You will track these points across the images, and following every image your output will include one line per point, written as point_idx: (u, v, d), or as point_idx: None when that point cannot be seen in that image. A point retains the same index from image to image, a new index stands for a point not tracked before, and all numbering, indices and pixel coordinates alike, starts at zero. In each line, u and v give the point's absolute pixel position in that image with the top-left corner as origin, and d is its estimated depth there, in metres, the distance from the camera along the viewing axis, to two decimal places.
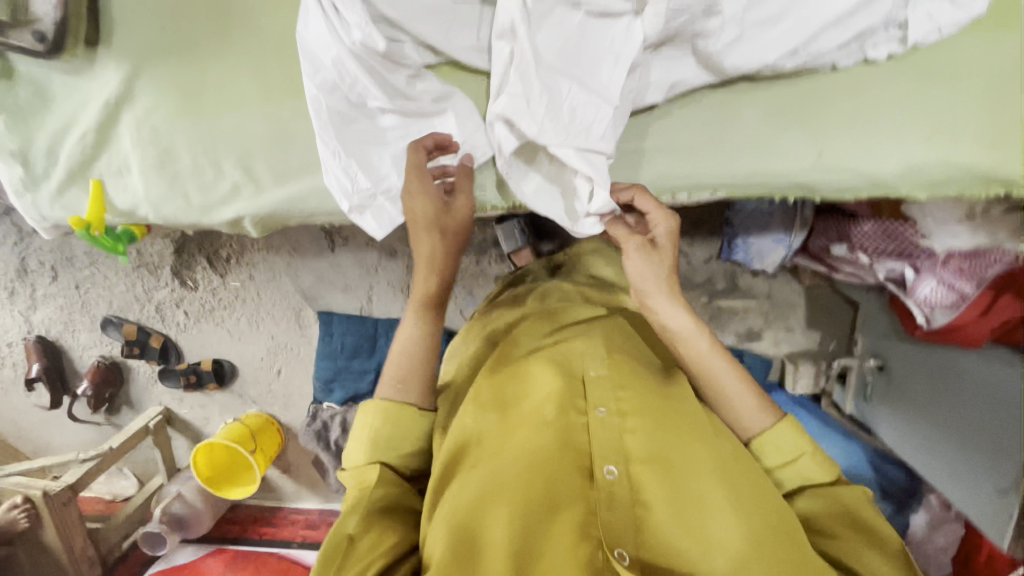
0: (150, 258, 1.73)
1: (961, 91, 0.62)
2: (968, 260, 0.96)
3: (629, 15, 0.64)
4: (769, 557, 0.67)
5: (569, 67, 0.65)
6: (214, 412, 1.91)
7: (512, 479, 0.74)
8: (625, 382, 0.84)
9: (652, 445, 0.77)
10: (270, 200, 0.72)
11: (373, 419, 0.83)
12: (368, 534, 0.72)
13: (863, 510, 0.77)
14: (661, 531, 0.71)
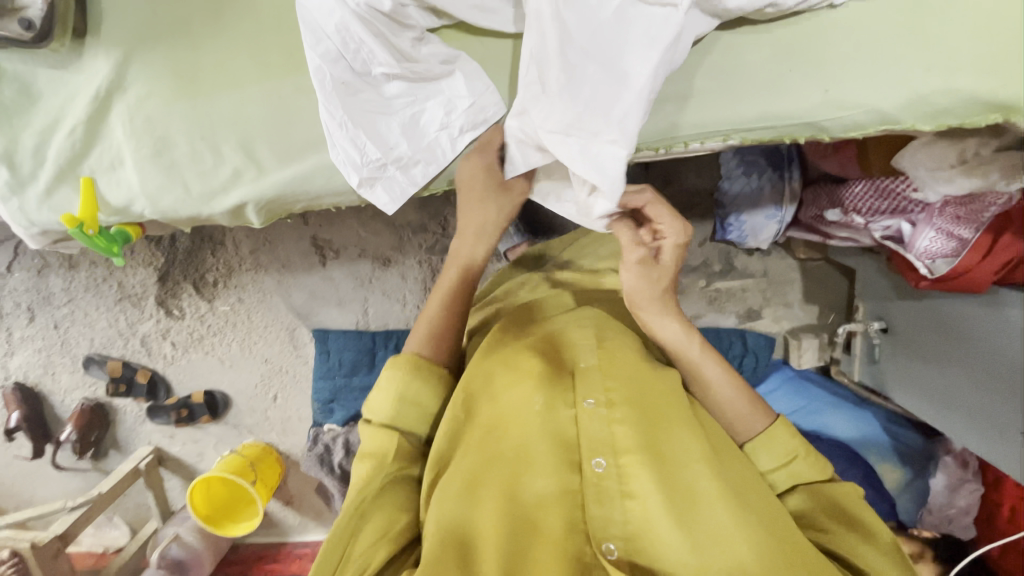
0: (133, 289, 1.67)
1: (957, 18, 0.63)
2: (964, 206, 0.99)
3: (673, 8, 0.59)
4: (763, 550, 0.64)
5: (597, 54, 0.60)
6: (209, 446, 1.83)
7: (496, 481, 0.71)
8: (617, 370, 0.79)
9: (643, 436, 0.72)
10: (275, 182, 0.71)
11: (399, 375, 0.80)
12: (378, 517, 0.72)
13: (858, 503, 0.75)
14: (650, 527, 0.67)
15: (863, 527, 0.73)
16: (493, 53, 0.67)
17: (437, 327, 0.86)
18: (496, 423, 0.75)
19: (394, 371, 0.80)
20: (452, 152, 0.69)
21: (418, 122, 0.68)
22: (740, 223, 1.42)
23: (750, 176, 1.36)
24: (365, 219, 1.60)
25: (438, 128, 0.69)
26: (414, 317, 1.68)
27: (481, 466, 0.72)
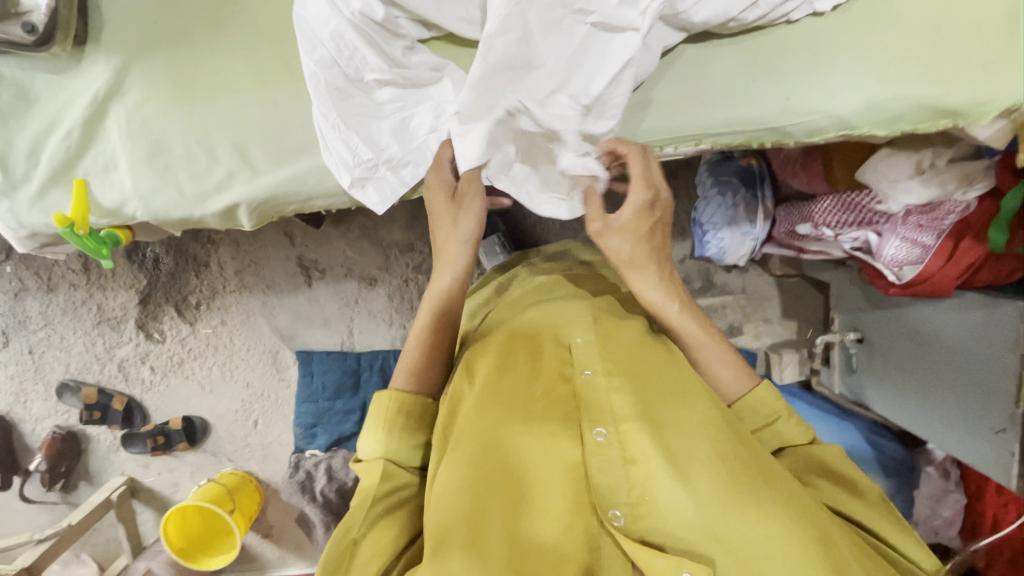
0: (112, 312, 1.64)
1: (900, 35, 0.71)
2: (925, 214, 1.06)
3: (635, 30, 0.68)
4: (768, 504, 0.65)
5: (562, 71, 0.70)
6: (185, 475, 1.76)
7: (500, 451, 0.71)
8: (613, 346, 0.81)
9: (642, 404, 0.73)
10: (268, 182, 0.73)
11: (384, 412, 0.76)
12: (371, 535, 0.68)
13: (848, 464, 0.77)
14: (654, 490, 0.68)
15: (852, 484, 0.75)
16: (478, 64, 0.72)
17: (421, 356, 0.79)
18: (497, 397, 0.76)
19: (380, 407, 0.77)
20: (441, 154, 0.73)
21: (408, 126, 0.72)
22: (718, 241, 1.45)
23: (724, 196, 1.43)
24: (351, 239, 1.62)
25: (427, 132, 0.73)
26: (400, 336, 1.67)
27: (482, 440, 0.71)
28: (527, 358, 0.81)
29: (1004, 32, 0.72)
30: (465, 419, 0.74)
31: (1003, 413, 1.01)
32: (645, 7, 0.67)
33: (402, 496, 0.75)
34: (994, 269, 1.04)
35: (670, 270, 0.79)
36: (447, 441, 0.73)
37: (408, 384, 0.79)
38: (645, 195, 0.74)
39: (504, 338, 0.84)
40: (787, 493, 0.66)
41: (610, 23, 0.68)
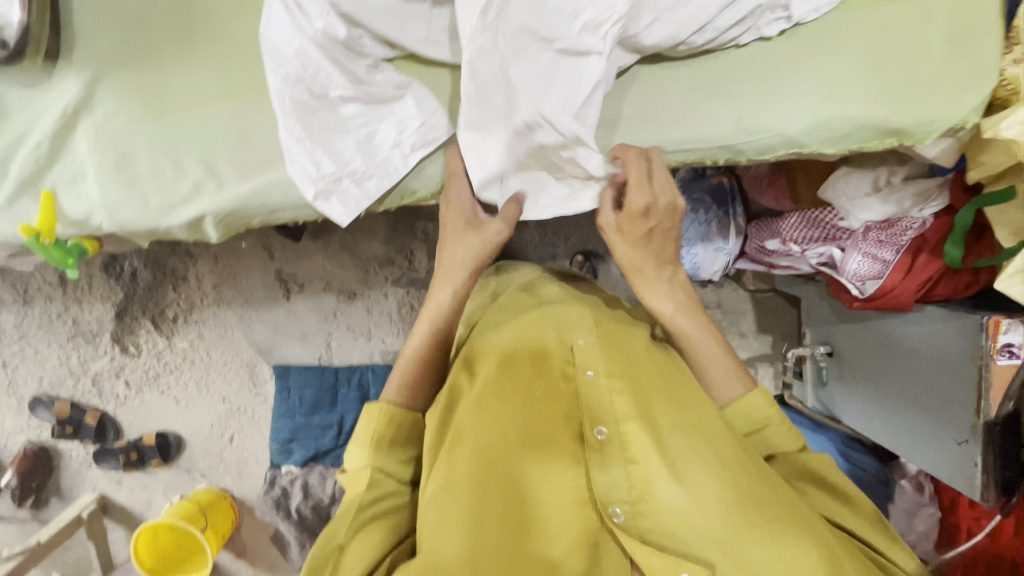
0: (88, 325, 1.63)
1: (844, 59, 0.75)
2: (884, 230, 1.09)
3: (598, 54, 0.70)
4: (760, 501, 0.68)
5: (541, 89, 0.71)
6: (158, 492, 1.73)
7: (503, 452, 0.74)
8: (613, 347, 0.82)
9: (642, 405, 0.75)
10: (233, 195, 0.74)
11: (373, 424, 0.79)
12: (356, 541, 0.73)
13: (836, 472, 0.78)
14: (653, 488, 0.70)
15: (844, 495, 0.76)
16: (442, 81, 0.76)
17: (410, 368, 0.85)
18: (498, 399, 0.78)
19: (369, 419, 0.80)
20: (405, 167, 0.75)
21: (372, 140, 0.74)
22: (692, 255, 1.45)
23: (698, 212, 1.44)
24: (330, 252, 1.63)
25: (391, 146, 0.74)
26: (378, 350, 1.67)
27: (484, 442, 0.75)
28: (528, 358, 0.83)
29: (944, 57, 0.76)
30: (469, 420, 0.77)
31: (965, 424, 1.03)
32: (605, 32, 0.69)
33: (389, 503, 0.78)
34: (952, 284, 1.09)
35: (673, 275, 0.85)
36: (451, 442, 0.76)
37: (397, 395, 0.83)
38: (644, 200, 0.76)
39: (505, 339, 0.85)
40: (779, 498, 0.69)
41: (576, 47, 0.70)
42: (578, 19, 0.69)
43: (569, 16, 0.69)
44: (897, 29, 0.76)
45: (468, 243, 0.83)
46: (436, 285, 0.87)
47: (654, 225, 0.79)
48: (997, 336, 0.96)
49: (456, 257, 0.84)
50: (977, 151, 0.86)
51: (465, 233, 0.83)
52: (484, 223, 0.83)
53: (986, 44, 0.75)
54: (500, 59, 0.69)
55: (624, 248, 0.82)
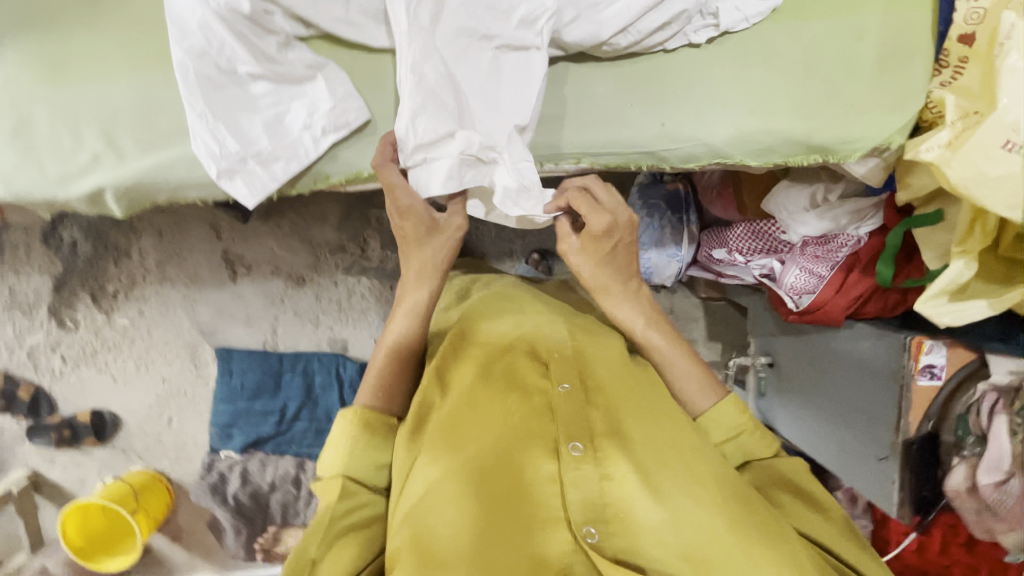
0: (25, 297, 1.57)
1: (769, 72, 0.76)
2: (820, 246, 1.10)
3: (536, 47, 0.73)
4: (731, 517, 0.67)
5: (488, 94, 0.74)
6: (91, 472, 1.64)
7: (476, 469, 0.71)
8: (587, 363, 0.81)
9: (616, 420, 0.74)
10: (133, 168, 0.72)
11: (349, 433, 0.74)
12: (332, 552, 0.69)
13: (807, 477, 0.77)
14: (627, 506, 0.69)
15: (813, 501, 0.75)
16: (358, 63, 0.75)
17: (383, 374, 0.79)
18: (472, 411, 0.75)
19: (342, 431, 0.74)
20: (315, 150, 0.73)
21: (282, 121, 0.73)
22: (645, 261, 1.33)
23: (651, 218, 1.33)
24: (280, 235, 1.59)
25: (302, 128, 0.73)
26: (326, 339, 1.62)
27: (457, 459, 0.71)
28: (503, 369, 0.80)
29: (871, 75, 0.76)
30: (439, 436, 0.74)
31: (886, 441, 1.04)
32: (540, 27, 0.72)
33: (367, 513, 0.74)
34: (881, 302, 1.09)
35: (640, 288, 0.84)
36: (419, 458, 0.73)
37: (372, 402, 0.77)
38: (601, 222, 0.75)
39: (479, 350, 0.83)
40: (748, 504, 0.69)
41: (511, 43, 0.73)
42: (512, 18, 0.72)
43: (501, 14, 0.72)
44: (827, 47, 0.76)
45: (432, 248, 0.79)
46: (407, 281, 0.80)
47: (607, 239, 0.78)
48: (920, 356, 0.97)
49: (416, 262, 0.80)
50: (904, 172, 0.87)
51: (425, 237, 0.78)
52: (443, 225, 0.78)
53: (913, 68, 0.76)
54: (441, 58, 0.72)
55: (596, 271, 0.80)
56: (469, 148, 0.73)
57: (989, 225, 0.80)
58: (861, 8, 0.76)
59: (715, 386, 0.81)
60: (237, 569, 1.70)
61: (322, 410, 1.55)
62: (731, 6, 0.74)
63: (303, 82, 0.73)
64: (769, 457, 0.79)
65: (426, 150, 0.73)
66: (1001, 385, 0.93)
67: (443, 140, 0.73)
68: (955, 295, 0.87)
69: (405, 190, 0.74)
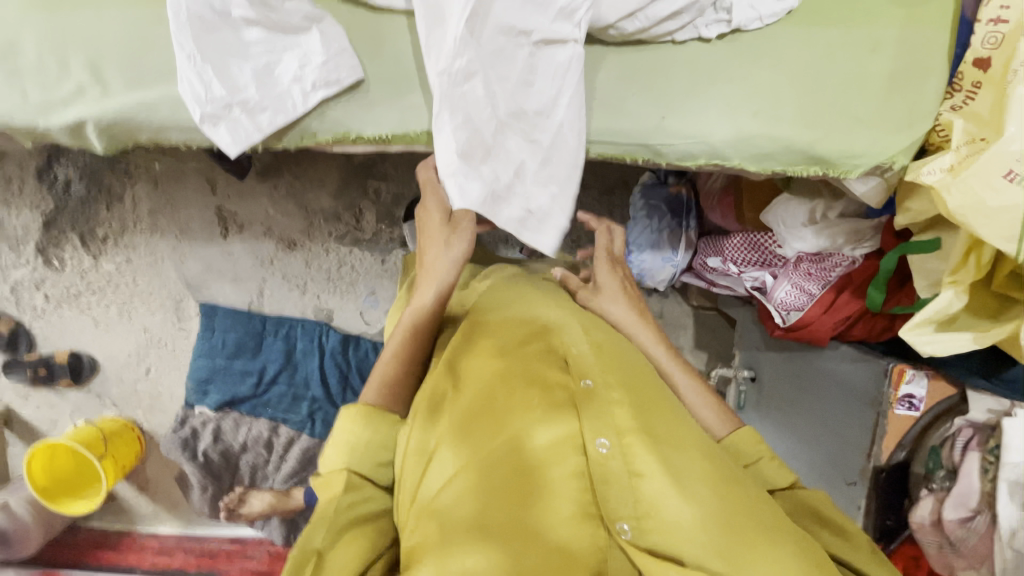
0: (13, 231, 1.55)
1: (780, 76, 0.74)
2: (815, 264, 1.07)
3: (573, 42, 0.71)
4: (768, 523, 0.60)
5: (519, 95, 0.72)
6: (64, 413, 1.64)
7: (494, 461, 0.64)
8: (610, 359, 0.72)
9: (644, 418, 0.66)
10: (116, 104, 0.72)
11: (347, 428, 0.71)
12: (340, 544, 0.64)
13: (830, 505, 0.71)
14: (661, 507, 0.60)
15: (841, 530, 0.69)
16: (356, 20, 0.75)
17: (391, 374, 0.77)
18: (492, 405, 0.68)
19: (348, 422, 0.71)
20: (303, 105, 0.73)
21: (272, 71, 0.72)
22: (637, 262, 1.27)
23: (648, 220, 1.27)
24: (275, 197, 1.58)
25: (292, 80, 0.73)
26: (311, 307, 1.61)
27: (474, 451, 0.66)
28: (521, 357, 0.72)
29: (883, 90, 0.74)
30: (456, 429, 0.68)
31: (856, 467, 1.11)
32: (579, 19, 0.70)
33: (368, 510, 0.69)
34: (868, 326, 1.07)
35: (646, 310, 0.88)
36: (435, 452, 0.67)
37: (377, 399, 0.74)
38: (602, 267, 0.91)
39: (491, 338, 0.76)
40: (780, 515, 0.62)
41: (549, 38, 0.71)
42: (550, 8, 0.70)
43: (538, 10, 0.70)
44: (840, 55, 0.74)
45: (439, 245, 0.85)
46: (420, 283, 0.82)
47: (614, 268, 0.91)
48: (900, 385, 1.01)
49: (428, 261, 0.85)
50: (904, 196, 0.85)
51: (438, 236, 0.85)
52: (456, 219, 0.85)
53: (926, 87, 0.74)
54: (470, 43, 0.69)
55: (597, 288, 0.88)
56: (497, 177, 0.74)
57: (982, 258, 0.79)
58: (880, 19, 0.74)
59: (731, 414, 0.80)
60: (200, 528, 1.66)
61: (301, 376, 1.54)
62: (745, 3, 0.72)
63: (297, 34, 0.72)
64: (793, 486, 0.73)
65: (459, 171, 0.73)
66: (979, 422, 0.96)
67: (475, 164, 0.74)
68: (942, 325, 0.85)
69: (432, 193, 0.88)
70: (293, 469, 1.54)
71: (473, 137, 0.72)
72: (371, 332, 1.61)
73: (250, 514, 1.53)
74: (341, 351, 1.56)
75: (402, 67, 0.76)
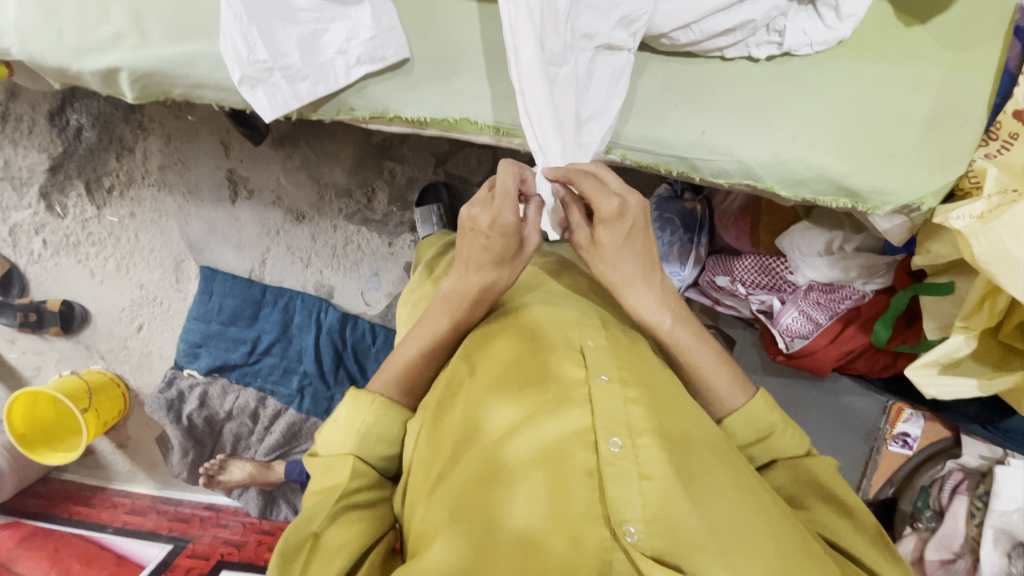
0: (18, 171, 1.52)
1: (825, 105, 0.74)
2: (825, 293, 1.06)
3: (627, 51, 0.73)
4: (775, 531, 0.56)
5: (581, 95, 0.73)
6: (50, 361, 1.61)
7: (503, 455, 0.61)
8: (626, 357, 0.69)
9: (660, 418, 0.62)
10: (154, 54, 0.72)
11: (361, 416, 0.70)
12: (336, 527, 0.64)
13: (839, 479, 0.66)
14: (674, 512, 0.55)
15: (841, 503, 0.64)
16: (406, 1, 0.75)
17: (410, 368, 0.74)
18: (504, 397, 0.65)
19: (357, 408, 0.70)
20: (344, 78, 0.73)
21: (318, 40, 0.73)
22: None
23: (662, 232, 1.24)
24: (289, 167, 1.55)
25: (337, 52, 0.73)
26: (313, 282, 1.59)
27: (483, 442, 0.63)
28: (537, 350, 0.69)
29: (921, 130, 0.75)
30: (467, 419, 0.65)
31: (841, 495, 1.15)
32: (635, 30, 0.71)
33: (371, 495, 0.69)
34: (871, 361, 1.07)
35: (662, 280, 0.73)
36: (445, 443, 0.65)
37: (386, 390, 0.73)
38: (614, 205, 0.66)
39: (510, 328, 0.73)
40: (791, 520, 0.58)
41: (610, 44, 0.72)
42: (611, 15, 0.70)
43: (601, 13, 0.70)
44: (884, 89, 0.74)
45: (505, 274, 0.73)
46: (453, 293, 0.74)
47: (628, 225, 0.67)
48: (898, 423, 1.08)
49: (477, 285, 0.73)
50: (926, 238, 0.86)
51: (507, 260, 0.72)
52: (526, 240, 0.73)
53: (962, 133, 0.75)
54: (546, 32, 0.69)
55: (607, 256, 0.70)
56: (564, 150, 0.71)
57: (997, 306, 0.79)
58: (926, 60, 0.74)
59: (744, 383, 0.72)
60: (177, 490, 1.65)
61: (294, 349, 1.53)
62: (799, 28, 0.73)
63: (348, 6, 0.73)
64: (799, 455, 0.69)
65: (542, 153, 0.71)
66: (970, 466, 1.03)
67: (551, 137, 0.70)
68: (945, 367, 0.87)
69: (504, 202, 0.68)
70: (276, 443, 1.52)
71: (557, 117, 0.70)
72: (369, 314, 1.59)
73: (229, 483, 1.45)
74: (338, 329, 1.54)
75: (446, 51, 0.75)
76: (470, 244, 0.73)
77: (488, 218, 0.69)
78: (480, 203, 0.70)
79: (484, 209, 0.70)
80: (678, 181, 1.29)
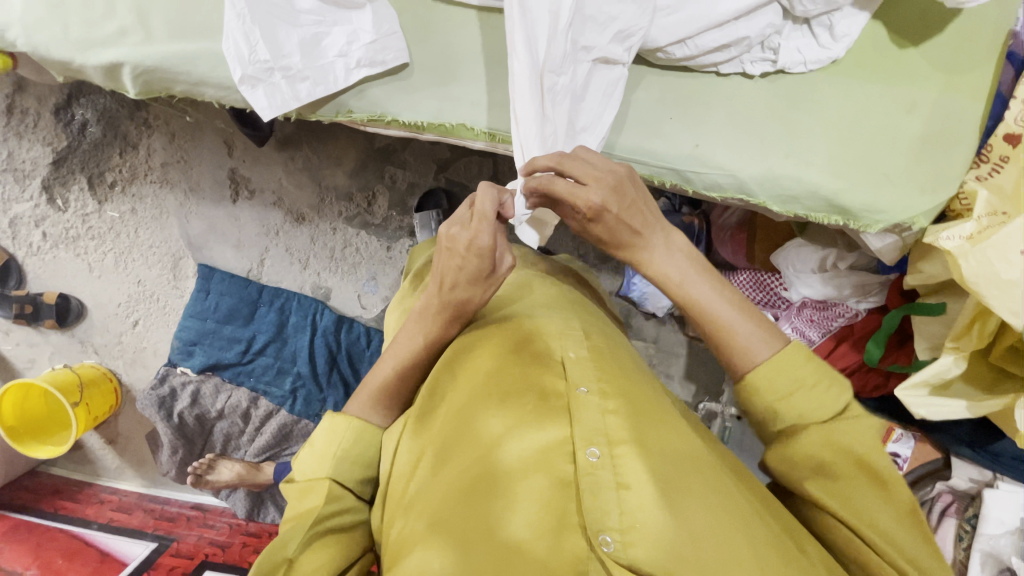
0: (21, 163, 1.53)
1: (820, 123, 0.75)
2: (818, 311, 1.09)
3: (622, 66, 0.74)
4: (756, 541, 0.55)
5: (575, 105, 0.74)
6: (43, 354, 1.61)
7: (481, 466, 0.61)
8: (608, 367, 0.69)
9: (640, 428, 0.61)
10: (157, 51, 0.73)
11: (337, 442, 0.69)
12: (312, 553, 0.63)
13: (875, 448, 0.58)
14: (651, 522, 0.55)
15: (875, 474, 0.57)
16: (408, 8, 0.76)
17: (400, 370, 0.75)
18: (484, 407, 0.65)
19: (331, 434, 0.70)
20: (344, 80, 0.75)
21: (320, 43, 0.74)
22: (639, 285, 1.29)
23: None
24: (291, 168, 1.57)
25: (337, 54, 0.74)
26: (309, 283, 1.59)
27: (463, 452, 0.62)
28: (518, 360, 0.69)
29: (914, 150, 0.75)
30: (448, 429, 0.65)
31: None
32: (631, 45, 0.72)
33: (350, 519, 0.68)
34: (862, 381, 1.06)
35: (669, 234, 0.68)
36: (426, 453, 0.65)
37: (375, 390, 0.74)
38: (592, 194, 0.64)
39: (492, 338, 0.73)
40: (775, 528, 0.57)
41: (606, 57, 0.73)
42: (607, 29, 0.71)
43: (599, 27, 0.71)
44: (878, 109, 0.75)
45: (479, 293, 0.73)
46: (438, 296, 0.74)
47: (607, 205, 0.65)
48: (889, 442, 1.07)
49: (451, 302, 0.74)
50: (919, 258, 0.86)
51: (479, 280, 0.72)
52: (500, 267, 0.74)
53: (953, 155, 0.75)
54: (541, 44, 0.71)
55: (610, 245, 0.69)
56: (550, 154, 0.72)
57: (987, 329, 0.79)
58: (919, 81, 0.75)
59: (776, 334, 0.62)
60: (165, 488, 1.64)
61: (288, 350, 1.53)
62: (793, 46, 0.74)
63: (350, 11, 0.75)
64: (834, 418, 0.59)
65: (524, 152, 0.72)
66: (959, 489, 1.02)
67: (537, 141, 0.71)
68: (936, 389, 0.86)
69: (481, 224, 0.70)
70: (266, 443, 1.51)
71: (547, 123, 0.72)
72: (365, 318, 1.59)
73: (217, 483, 1.42)
74: (333, 332, 1.53)
75: (445, 57, 0.77)
76: (446, 262, 0.73)
77: (466, 238, 0.71)
78: (459, 222, 0.72)
79: (462, 229, 0.72)
80: (677, 195, 1.28)
